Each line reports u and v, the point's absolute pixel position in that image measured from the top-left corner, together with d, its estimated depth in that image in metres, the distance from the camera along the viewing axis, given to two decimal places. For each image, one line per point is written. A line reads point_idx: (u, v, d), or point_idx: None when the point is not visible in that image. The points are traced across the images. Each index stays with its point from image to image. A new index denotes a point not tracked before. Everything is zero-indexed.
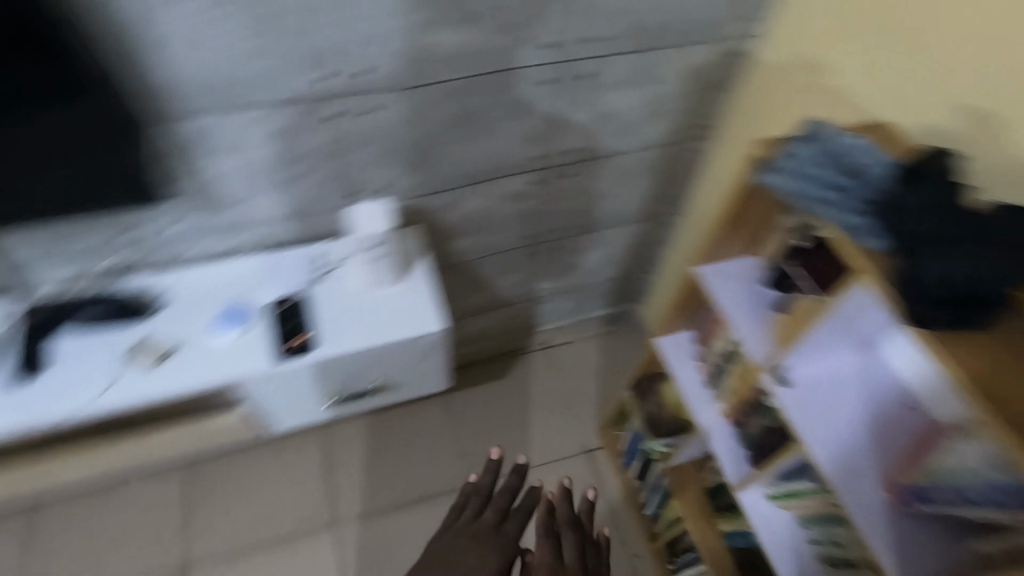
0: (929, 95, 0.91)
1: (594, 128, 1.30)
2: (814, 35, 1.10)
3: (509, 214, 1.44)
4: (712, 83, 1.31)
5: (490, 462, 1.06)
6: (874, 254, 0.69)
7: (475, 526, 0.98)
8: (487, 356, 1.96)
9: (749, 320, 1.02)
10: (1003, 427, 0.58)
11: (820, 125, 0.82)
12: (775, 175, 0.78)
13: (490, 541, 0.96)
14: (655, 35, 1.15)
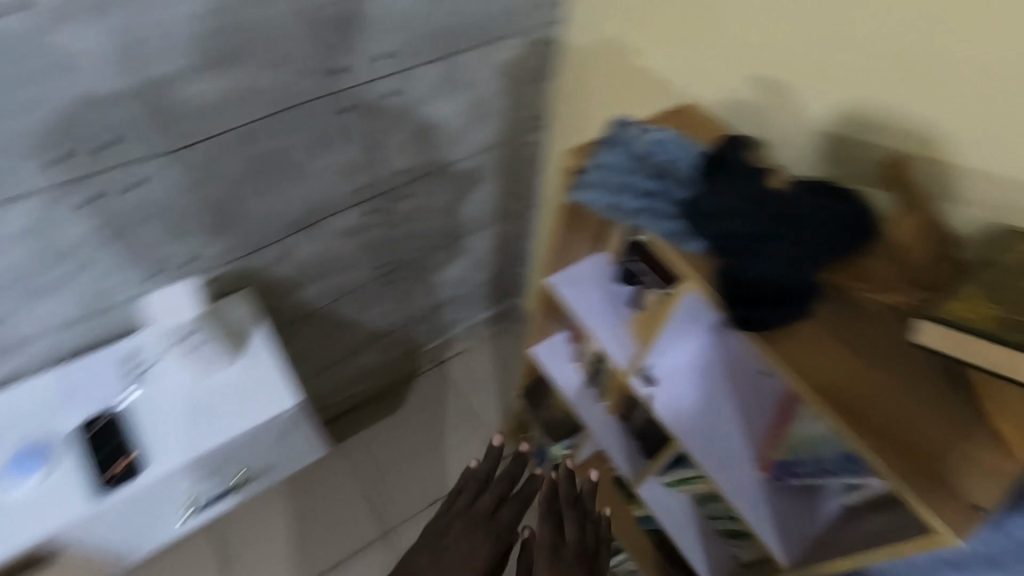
0: (726, 70, 0.90)
1: (419, 146, 1.20)
2: (613, 16, 1.06)
3: (353, 250, 1.32)
4: (528, 76, 1.25)
5: (489, 448, 1.00)
6: (694, 258, 0.67)
7: (472, 513, 0.94)
8: (380, 390, 1.85)
9: (607, 324, 0.99)
10: (835, 418, 0.58)
11: (625, 124, 0.77)
12: (585, 193, 0.73)
13: (478, 528, 0.92)
14: (453, 41, 1.06)
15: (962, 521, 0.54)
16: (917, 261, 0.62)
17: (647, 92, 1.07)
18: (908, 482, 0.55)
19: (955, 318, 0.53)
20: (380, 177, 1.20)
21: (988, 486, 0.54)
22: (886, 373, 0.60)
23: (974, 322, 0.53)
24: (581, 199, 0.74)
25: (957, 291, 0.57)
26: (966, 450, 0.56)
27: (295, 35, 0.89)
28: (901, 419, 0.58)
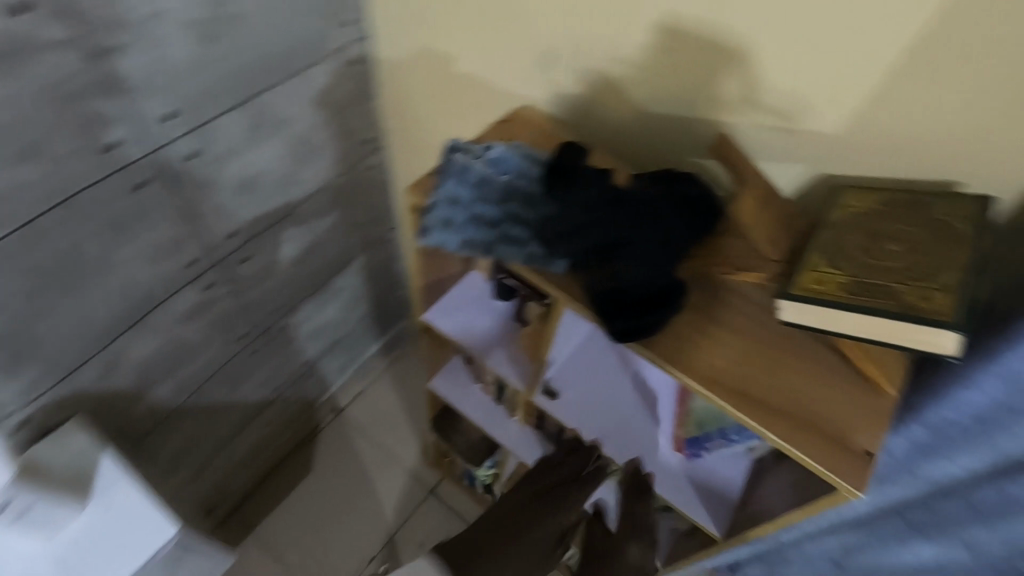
0: (549, 66, 0.87)
1: (245, 201, 1.06)
2: (420, 23, 0.99)
3: (201, 332, 1.15)
4: (349, 99, 1.15)
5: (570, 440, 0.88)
6: (562, 278, 0.65)
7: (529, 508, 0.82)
8: (282, 459, 1.69)
9: (497, 347, 0.94)
10: (730, 405, 0.58)
11: (458, 149, 0.72)
12: (436, 232, 0.66)
13: (534, 528, 0.79)
14: (250, 82, 0.93)
15: (864, 473, 0.55)
16: (762, 237, 0.62)
17: (478, 97, 1.02)
18: (808, 451, 0.56)
19: (815, 296, 0.51)
20: (208, 246, 1.05)
21: (874, 433, 0.57)
22: (764, 347, 0.61)
23: (830, 294, 0.51)
24: (428, 242, 0.66)
25: (804, 256, 0.55)
26: (848, 402, 0.58)
27: (38, 118, 0.72)
28: (788, 388, 0.59)
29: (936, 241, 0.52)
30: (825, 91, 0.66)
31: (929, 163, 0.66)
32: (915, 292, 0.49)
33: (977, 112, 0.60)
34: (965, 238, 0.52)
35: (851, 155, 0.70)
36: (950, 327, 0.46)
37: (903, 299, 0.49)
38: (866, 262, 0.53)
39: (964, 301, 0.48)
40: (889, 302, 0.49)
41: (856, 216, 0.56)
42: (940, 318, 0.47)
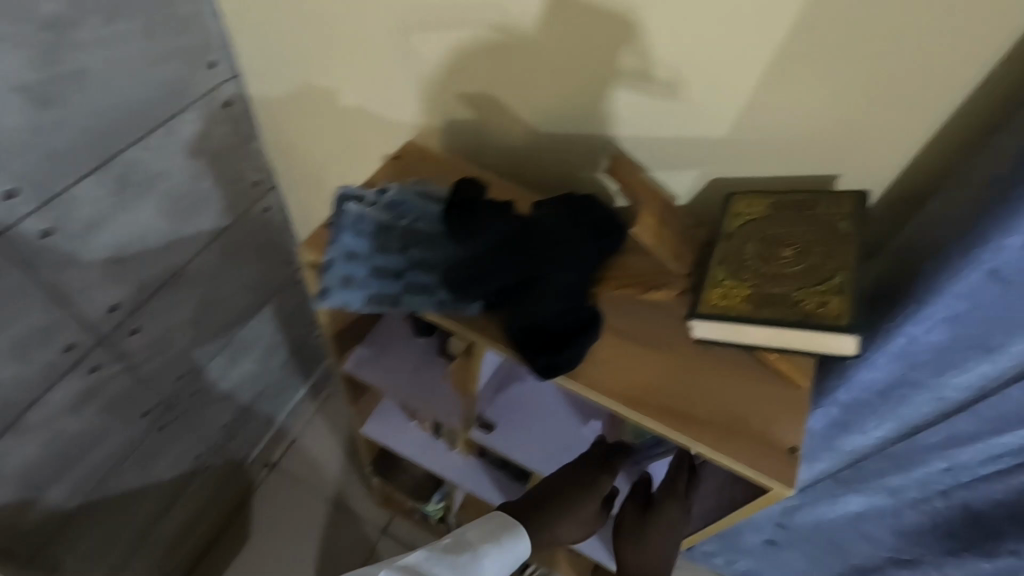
0: (438, 93, 0.84)
1: (124, 269, 0.95)
2: (291, 58, 0.93)
3: (94, 419, 1.03)
4: (228, 144, 1.06)
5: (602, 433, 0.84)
6: (478, 320, 0.63)
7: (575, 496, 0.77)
8: (217, 534, 1.53)
9: (423, 386, 0.89)
10: (658, 424, 0.58)
11: (345, 198, 0.67)
12: (335, 292, 0.61)
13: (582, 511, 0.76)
14: (106, 141, 0.84)
15: (792, 469, 0.56)
16: (665, 255, 0.61)
17: (370, 129, 0.97)
18: (737, 456, 0.56)
19: (724, 314, 0.52)
20: (85, 326, 0.94)
21: (795, 427, 0.58)
22: (683, 358, 0.62)
23: (737, 309, 0.53)
24: (330, 304, 0.61)
25: (707, 271, 0.56)
26: (767, 400, 0.59)
27: None
28: (711, 397, 0.60)
29: (823, 240, 0.55)
30: (706, 99, 0.68)
31: (810, 158, 0.69)
32: (812, 298, 0.51)
33: (843, 109, 0.64)
34: (847, 235, 0.55)
35: (740, 158, 0.72)
36: (846, 331, 0.49)
37: (802, 306, 0.51)
38: (764, 270, 0.54)
39: (855, 300, 0.51)
40: (790, 311, 0.51)
41: (749, 224, 0.58)
42: (836, 322, 0.49)
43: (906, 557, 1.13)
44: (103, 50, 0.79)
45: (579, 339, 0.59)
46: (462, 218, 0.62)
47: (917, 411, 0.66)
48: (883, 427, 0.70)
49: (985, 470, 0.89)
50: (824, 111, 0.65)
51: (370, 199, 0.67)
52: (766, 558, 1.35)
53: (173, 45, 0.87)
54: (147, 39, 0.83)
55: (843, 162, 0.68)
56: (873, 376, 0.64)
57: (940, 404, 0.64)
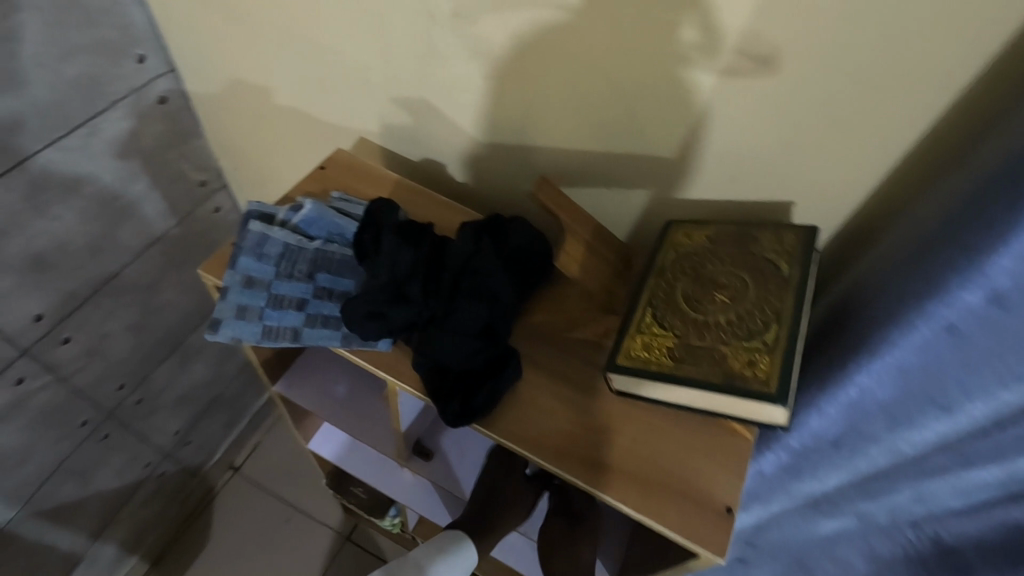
0: (371, 96, 0.77)
1: (45, 277, 0.90)
2: (221, 55, 0.87)
3: (22, 432, 0.98)
4: (164, 144, 1.00)
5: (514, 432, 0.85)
6: (389, 355, 0.57)
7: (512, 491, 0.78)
8: (172, 539, 1.50)
9: (354, 415, 0.83)
10: (580, 478, 0.52)
11: (251, 215, 0.61)
12: (226, 325, 0.55)
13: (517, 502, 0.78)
14: (15, 143, 0.78)
15: (725, 533, 0.50)
16: (593, 285, 0.61)
17: (309, 131, 0.90)
18: (665, 518, 0.51)
19: (636, 367, 0.47)
20: (3, 338, 0.88)
21: (731, 485, 0.52)
22: (613, 403, 0.56)
23: (653, 364, 0.47)
24: (220, 338, 0.55)
25: (633, 312, 0.51)
26: (701, 452, 0.54)
27: None
28: (641, 447, 0.54)
29: (763, 285, 0.49)
30: (650, 113, 0.61)
31: (764, 180, 0.63)
32: (738, 355, 0.46)
33: (797, 127, 0.57)
34: (788, 280, 0.49)
35: (689, 176, 0.66)
36: (773, 399, 0.43)
37: (725, 364, 0.45)
38: (691, 317, 0.49)
39: (790, 359, 0.45)
40: (711, 370, 0.45)
41: (682, 259, 0.52)
42: (760, 389, 0.43)
43: None
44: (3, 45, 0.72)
45: (495, 381, 0.54)
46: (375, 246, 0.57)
47: (872, 462, 0.60)
48: (838, 476, 0.64)
49: (952, 505, 0.83)
50: (776, 129, 0.58)
51: (281, 217, 0.61)
52: None
53: (89, 40, 0.81)
54: (57, 33, 0.77)
55: (800, 187, 0.62)
56: (823, 426, 0.57)
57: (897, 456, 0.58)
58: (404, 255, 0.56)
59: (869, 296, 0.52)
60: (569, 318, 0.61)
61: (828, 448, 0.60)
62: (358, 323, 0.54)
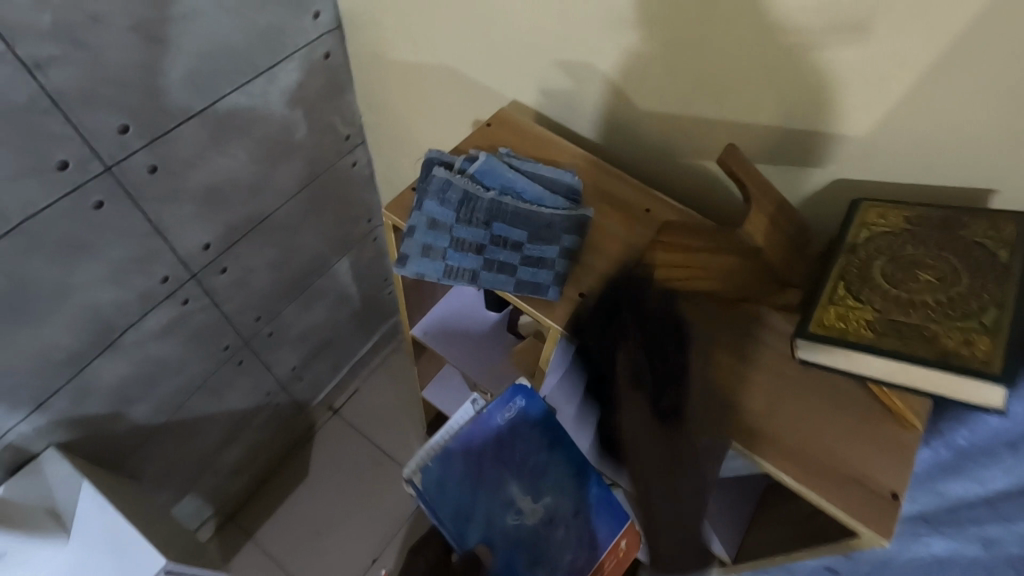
0: (533, 61, 0.80)
1: (216, 209, 0.99)
2: (390, 17, 0.92)
3: (181, 347, 1.10)
4: (324, 99, 1.07)
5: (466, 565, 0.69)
6: (559, 303, 0.60)
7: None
8: (275, 465, 1.64)
9: (483, 362, 0.89)
10: (738, 445, 0.53)
11: (430, 164, 0.65)
12: (412, 261, 0.59)
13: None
14: (212, 85, 0.86)
15: (891, 519, 0.49)
16: (773, 252, 0.59)
17: (462, 91, 0.94)
18: (827, 495, 0.51)
19: (837, 336, 0.49)
20: (180, 261, 0.99)
21: (901, 472, 0.51)
22: (777, 381, 0.56)
23: (856, 333, 0.49)
24: (407, 272, 0.60)
25: (826, 283, 0.52)
26: (868, 438, 0.53)
27: None
28: (803, 426, 0.54)
29: (976, 274, 0.49)
30: (845, 96, 0.60)
31: (957, 168, 0.59)
32: (954, 335, 0.46)
33: (1018, 115, 0.53)
34: (1003, 268, 0.49)
35: (867, 158, 0.63)
36: (997, 378, 0.43)
37: (939, 343, 0.46)
38: (896, 294, 0.50)
39: (1011, 343, 0.45)
40: (923, 346, 0.47)
41: (881, 239, 0.53)
42: (986, 367, 0.44)
43: None
44: None
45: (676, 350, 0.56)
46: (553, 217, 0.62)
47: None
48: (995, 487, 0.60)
49: None
50: (992, 117, 0.55)
51: (458, 166, 0.65)
52: None
53: None
54: None
55: (1003, 176, 0.58)
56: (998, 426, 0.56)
57: None
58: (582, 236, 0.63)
59: None
60: (733, 276, 0.59)
61: (988, 453, 0.58)
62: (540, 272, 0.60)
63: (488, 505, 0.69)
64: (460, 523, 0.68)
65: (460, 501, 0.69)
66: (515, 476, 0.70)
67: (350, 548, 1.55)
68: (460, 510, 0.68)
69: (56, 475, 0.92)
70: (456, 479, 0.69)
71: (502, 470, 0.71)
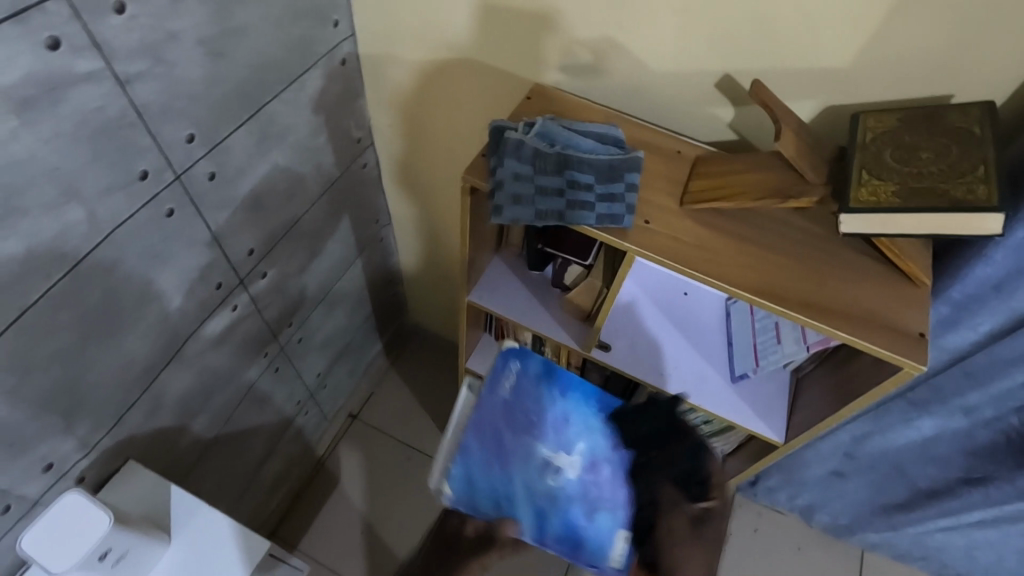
0: (554, 43, 0.91)
1: (259, 214, 1.05)
2: (405, 18, 1.01)
3: (232, 355, 1.13)
4: (341, 104, 1.14)
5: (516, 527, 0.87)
6: (632, 227, 0.73)
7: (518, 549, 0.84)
8: (310, 476, 1.67)
9: (540, 316, 1.00)
10: (801, 314, 0.67)
11: (498, 129, 0.76)
12: (505, 212, 0.71)
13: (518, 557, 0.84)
14: (256, 93, 0.92)
15: (921, 349, 0.65)
16: (802, 164, 0.70)
17: (481, 80, 1.04)
18: (877, 341, 0.66)
19: (871, 208, 0.64)
20: (230, 268, 1.03)
21: (918, 316, 0.67)
22: (815, 264, 0.70)
23: (883, 203, 0.64)
24: (503, 220, 0.72)
25: (850, 173, 0.67)
26: (896, 297, 0.68)
27: (73, 158, 0.70)
28: (842, 294, 0.69)
29: (964, 147, 0.64)
30: (830, 37, 0.74)
31: (924, 83, 0.74)
32: (958, 189, 0.62)
33: (966, 33, 0.69)
34: (982, 137, 0.63)
35: (852, 86, 0.78)
36: (995, 211, 0.59)
37: (950, 196, 0.61)
38: (906, 171, 0.65)
39: (999, 186, 0.61)
40: (939, 200, 0.61)
41: (881, 137, 0.67)
42: (987, 205, 0.60)
43: (976, 475, 1.21)
44: (260, 6, 0.86)
45: (726, 256, 0.72)
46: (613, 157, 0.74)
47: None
48: (991, 319, 0.84)
49: None
50: (956, 34, 0.69)
51: (521, 130, 0.76)
52: (825, 488, 1.50)
53: (307, 4, 0.95)
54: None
55: (958, 83, 0.73)
56: (989, 272, 0.76)
57: None
58: (639, 170, 0.74)
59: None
60: (763, 188, 0.72)
61: (988, 291, 0.79)
62: (613, 205, 0.72)
63: (516, 472, 0.92)
64: (507, 505, 0.89)
65: (495, 487, 0.91)
66: (537, 439, 0.95)
67: (398, 541, 1.60)
68: (495, 496, 0.90)
69: (141, 484, 0.95)
70: (493, 471, 0.92)
71: (517, 441, 0.95)
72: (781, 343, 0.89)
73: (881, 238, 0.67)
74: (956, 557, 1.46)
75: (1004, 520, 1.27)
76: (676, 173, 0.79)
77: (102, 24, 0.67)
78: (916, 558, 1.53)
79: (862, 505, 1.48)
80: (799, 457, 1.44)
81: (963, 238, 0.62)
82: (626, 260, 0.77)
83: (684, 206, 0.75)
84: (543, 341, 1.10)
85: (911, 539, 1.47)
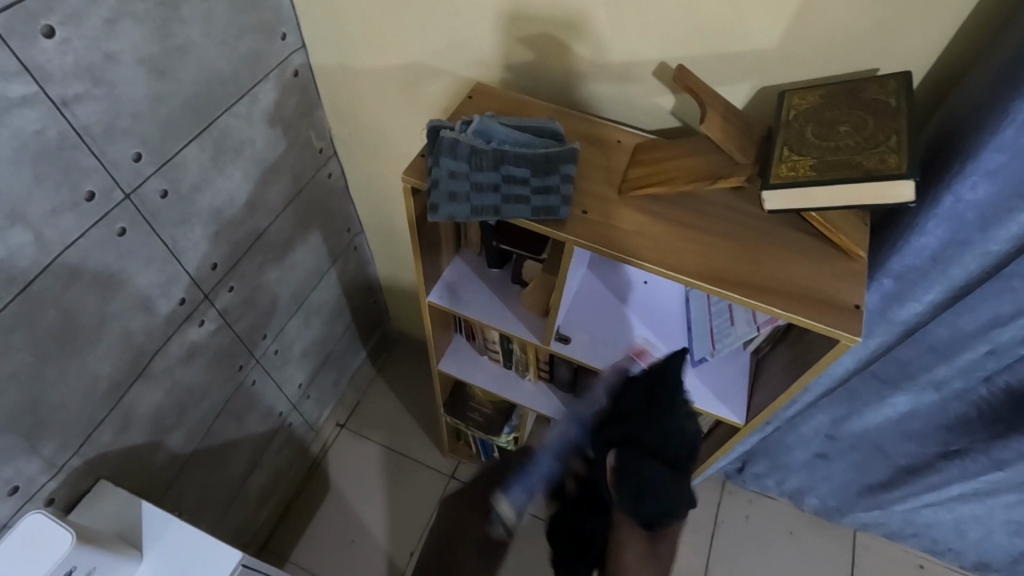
0: (498, 42, 0.92)
1: (219, 229, 1.05)
2: (354, 26, 1.01)
3: (206, 370, 1.14)
4: (299, 116, 1.15)
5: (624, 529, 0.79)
6: (569, 217, 0.74)
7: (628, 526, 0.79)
8: (298, 488, 1.67)
9: (500, 312, 1.00)
10: (739, 295, 0.68)
11: (437, 129, 0.76)
12: (441, 210, 0.73)
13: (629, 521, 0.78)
14: (204, 108, 0.93)
15: (858, 321, 0.66)
16: (729, 145, 0.71)
17: (433, 84, 1.04)
18: (811, 316, 0.66)
19: (791, 182, 0.66)
20: (194, 284, 1.04)
21: (855, 290, 0.68)
22: (751, 247, 0.71)
23: (801, 179, 0.66)
24: (440, 217, 0.73)
25: (773, 152, 0.69)
26: (833, 273, 0.69)
27: (15, 182, 0.71)
28: (780, 271, 0.69)
29: (878, 120, 0.66)
30: (760, 22, 0.75)
31: (855, 61, 0.75)
32: (873, 160, 0.64)
33: (889, 8, 0.69)
34: (897, 109, 0.66)
35: (786, 67, 0.78)
36: (906, 178, 0.61)
37: (864, 165, 0.63)
38: (825, 146, 0.67)
39: (911, 154, 0.63)
40: (853, 171, 0.63)
41: (803, 115, 0.70)
42: (898, 172, 0.61)
43: (954, 449, 1.21)
44: (203, 23, 0.87)
45: (663, 238, 0.73)
46: (549, 150, 0.75)
47: (965, 269, 0.81)
48: (936, 290, 0.86)
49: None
50: (884, 11, 0.70)
51: (459, 129, 0.76)
52: (811, 471, 1.49)
53: (252, 18, 0.95)
54: (234, 12, 0.92)
55: (887, 60, 0.74)
56: (926, 243, 0.79)
57: (975, 248, 0.77)
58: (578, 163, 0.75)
59: (963, 130, 0.68)
60: (696, 173, 0.74)
61: (928, 263, 0.82)
62: (549, 196, 0.73)
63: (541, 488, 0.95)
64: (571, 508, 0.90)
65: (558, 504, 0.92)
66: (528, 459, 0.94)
67: (388, 547, 1.59)
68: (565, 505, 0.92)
69: (117, 501, 0.97)
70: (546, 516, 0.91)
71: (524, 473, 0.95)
72: (735, 324, 0.90)
73: (811, 213, 0.69)
74: (946, 533, 1.45)
75: (988, 492, 1.26)
76: (617, 164, 0.81)
77: (36, 48, 0.68)
78: (908, 536, 1.52)
79: (849, 486, 1.47)
80: (782, 440, 1.43)
81: (883, 206, 0.64)
82: (567, 251, 0.77)
83: (624, 195, 0.77)
84: (509, 337, 1.10)
85: (900, 517, 1.47)
